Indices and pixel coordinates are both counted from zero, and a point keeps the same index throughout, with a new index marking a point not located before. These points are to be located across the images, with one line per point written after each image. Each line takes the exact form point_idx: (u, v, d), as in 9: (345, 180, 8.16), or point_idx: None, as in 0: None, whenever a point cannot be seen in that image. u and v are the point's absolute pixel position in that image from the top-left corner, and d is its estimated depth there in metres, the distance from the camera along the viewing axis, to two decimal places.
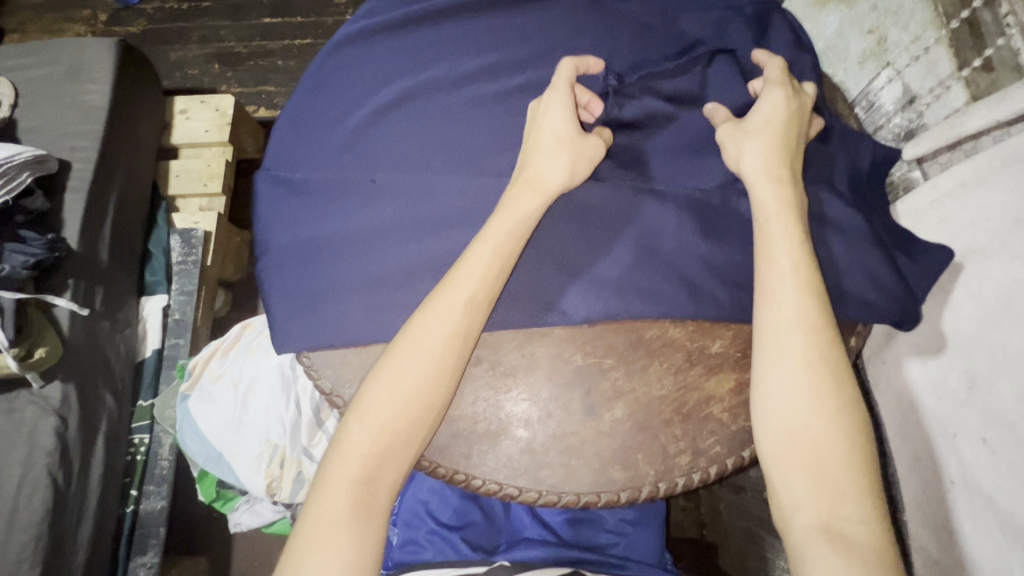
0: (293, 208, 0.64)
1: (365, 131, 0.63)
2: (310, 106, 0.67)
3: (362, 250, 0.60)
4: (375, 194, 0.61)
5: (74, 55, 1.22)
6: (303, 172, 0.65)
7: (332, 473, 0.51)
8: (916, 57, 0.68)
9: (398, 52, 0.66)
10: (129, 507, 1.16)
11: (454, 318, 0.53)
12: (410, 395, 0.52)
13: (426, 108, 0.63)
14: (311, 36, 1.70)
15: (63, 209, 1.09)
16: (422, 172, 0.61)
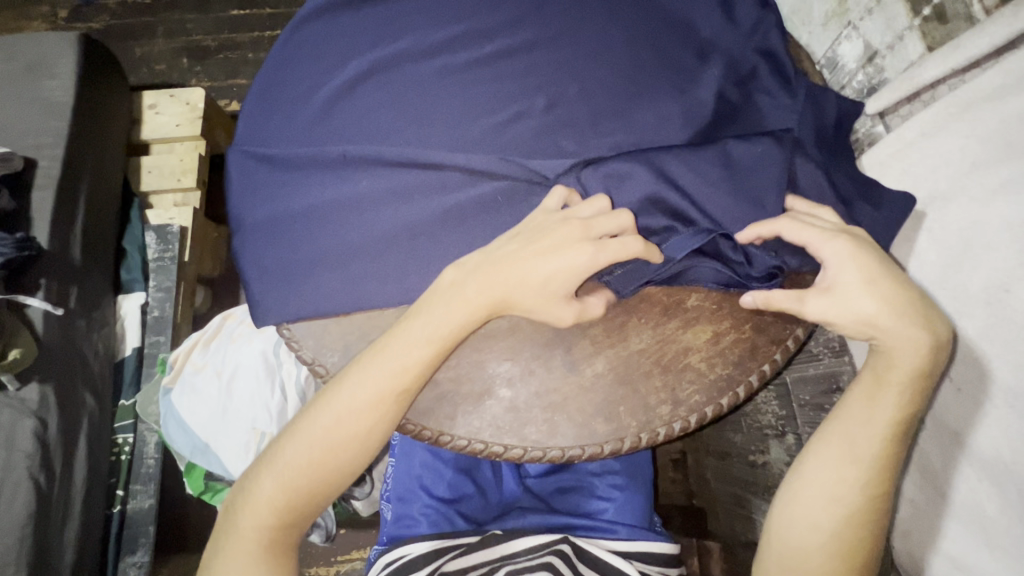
0: (267, 182, 0.63)
1: (336, 105, 0.63)
2: (281, 82, 0.66)
3: (338, 224, 0.60)
4: (346, 169, 0.61)
5: (34, 51, 1.18)
6: (277, 147, 0.64)
7: (246, 515, 0.56)
8: (874, 15, 0.70)
9: (367, 24, 0.65)
10: (116, 507, 1.14)
11: (374, 407, 0.54)
12: (326, 465, 0.56)
13: (400, 81, 0.62)
14: (280, 27, 1.67)
15: (31, 208, 1.07)
16: (395, 142, 0.61)
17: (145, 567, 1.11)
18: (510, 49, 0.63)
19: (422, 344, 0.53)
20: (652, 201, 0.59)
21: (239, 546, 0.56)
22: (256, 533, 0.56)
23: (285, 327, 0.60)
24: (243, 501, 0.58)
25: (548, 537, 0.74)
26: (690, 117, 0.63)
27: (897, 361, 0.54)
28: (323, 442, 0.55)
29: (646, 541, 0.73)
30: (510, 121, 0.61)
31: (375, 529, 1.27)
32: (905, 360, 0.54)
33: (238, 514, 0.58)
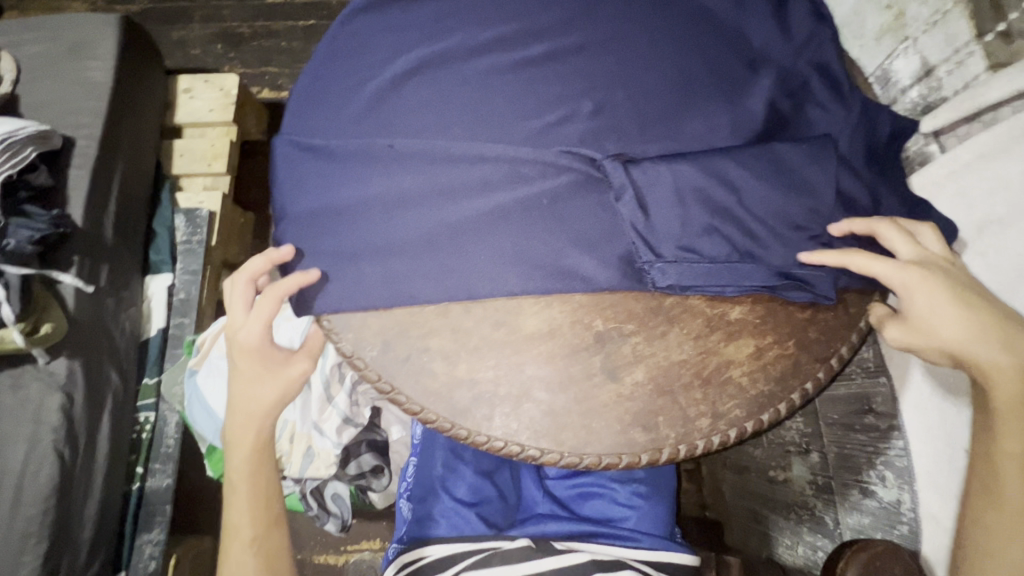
0: (309, 173, 0.63)
1: (384, 98, 0.63)
2: (328, 74, 0.67)
3: (381, 217, 0.60)
4: (393, 163, 0.61)
5: (75, 32, 1.20)
6: (322, 140, 0.64)
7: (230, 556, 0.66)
8: (933, 30, 0.69)
9: (416, 20, 0.66)
10: (134, 484, 1.16)
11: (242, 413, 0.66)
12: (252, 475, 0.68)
13: (449, 78, 0.62)
14: (315, 16, 1.68)
15: (67, 185, 1.08)
16: (442, 139, 0.61)
17: (161, 545, 1.12)
18: (561, 50, 0.63)
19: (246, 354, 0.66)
20: (706, 212, 0.58)
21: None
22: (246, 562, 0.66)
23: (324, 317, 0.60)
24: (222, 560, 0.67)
25: (571, 544, 0.73)
26: (740, 127, 0.62)
27: (994, 384, 0.54)
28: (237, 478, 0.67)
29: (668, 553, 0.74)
30: (559, 122, 0.61)
31: (385, 521, 1.28)
32: (1003, 386, 0.54)
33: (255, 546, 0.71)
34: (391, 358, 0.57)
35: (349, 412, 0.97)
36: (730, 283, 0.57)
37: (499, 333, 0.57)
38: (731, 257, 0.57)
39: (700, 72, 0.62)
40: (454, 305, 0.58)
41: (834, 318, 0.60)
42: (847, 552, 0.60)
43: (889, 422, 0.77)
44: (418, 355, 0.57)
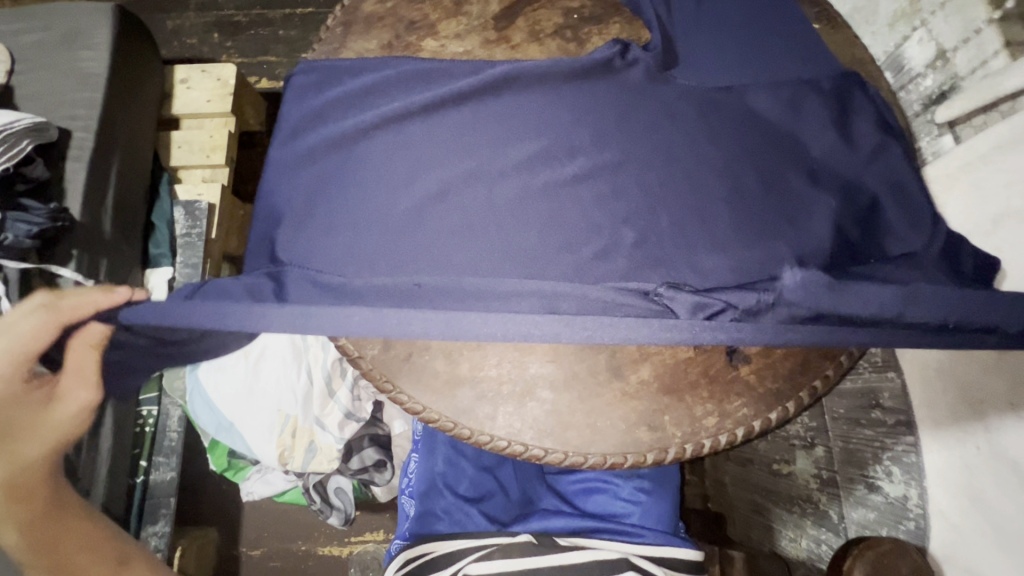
0: (304, 206, 0.60)
1: (381, 168, 0.58)
2: (310, 143, 0.61)
3: (392, 289, 0.54)
4: (401, 233, 0.56)
5: (70, 21, 1.17)
6: (314, 211, 0.59)
7: None
8: (950, 15, 0.66)
9: (404, 83, 0.61)
10: (138, 478, 1.15)
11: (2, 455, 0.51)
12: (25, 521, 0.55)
13: (452, 139, 0.59)
14: (313, 4, 1.65)
15: (65, 178, 1.07)
16: (452, 209, 0.57)
17: (166, 537, 1.13)
18: (563, 112, 0.59)
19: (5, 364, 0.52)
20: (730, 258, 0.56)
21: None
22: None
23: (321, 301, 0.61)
24: None
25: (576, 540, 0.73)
26: (750, 119, 0.60)
27: None
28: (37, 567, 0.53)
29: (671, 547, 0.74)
30: (582, 175, 0.58)
31: (389, 513, 1.28)
32: None
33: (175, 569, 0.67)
34: (391, 356, 0.56)
35: (351, 408, 0.98)
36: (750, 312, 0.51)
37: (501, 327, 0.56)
38: (749, 284, 0.53)
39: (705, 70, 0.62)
40: None
41: None
42: (853, 551, 0.60)
43: (897, 417, 0.76)
44: (419, 354, 0.56)
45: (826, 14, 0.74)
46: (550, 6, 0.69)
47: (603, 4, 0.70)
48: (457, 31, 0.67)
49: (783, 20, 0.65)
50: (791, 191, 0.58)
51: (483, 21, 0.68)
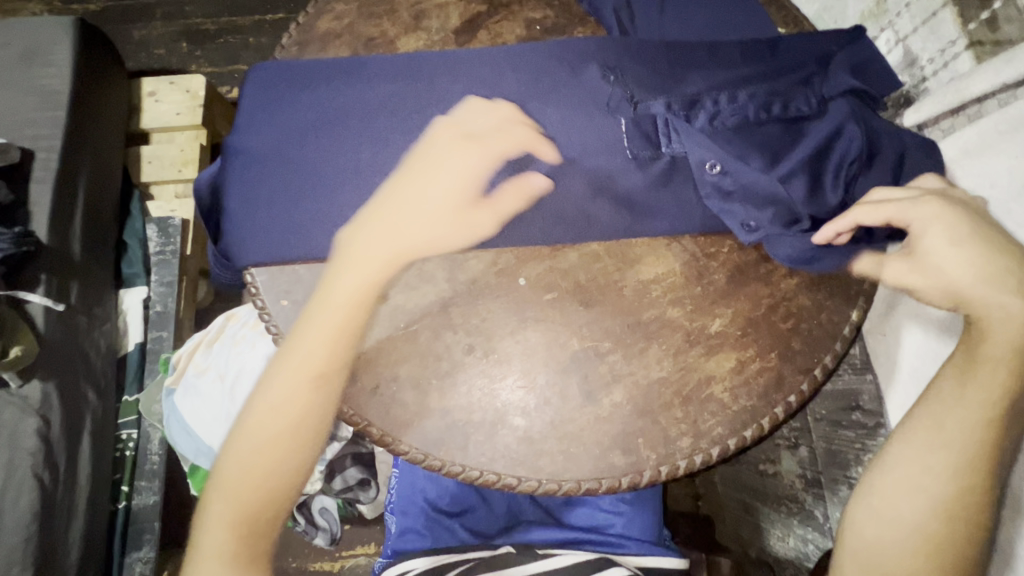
0: (261, 152, 0.59)
1: (344, 126, 0.59)
2: (270, 101, 0.61)
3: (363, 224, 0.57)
4: (368, 183, 0.58)
5: (27, 36, 1.13)
6: (266, 155, 0.59)
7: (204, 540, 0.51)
8: (915, 19, 0.66)
9: (388, 69, 0.61)
10: (121, 504, 1.10)
11: (341, 314, 0.54)
12: (246, 511, 0.52)
13: (424, 97, 0.60)
14: (283, 10, 1.61)
15: (29, 202, 1.03)
16: (415, 159, 0.59)
17: (152, 563, 1.08)
18: (539, 72, 0.61)
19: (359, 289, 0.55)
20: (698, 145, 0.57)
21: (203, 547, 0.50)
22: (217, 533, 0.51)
23: (263, 312, 0.57)
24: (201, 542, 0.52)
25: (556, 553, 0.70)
26: (701, 67, 0.60)
27: None
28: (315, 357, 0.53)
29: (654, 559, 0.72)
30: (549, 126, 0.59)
31: (379, 525, 1.25)
32: None
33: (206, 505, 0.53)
34: (358, 389, 0.55)
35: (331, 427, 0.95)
36: (665, 49, 0.61)
37: (470, 343, 0.55)
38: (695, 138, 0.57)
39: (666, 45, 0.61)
40: (422, 330, 0.56)
41: (817, 326, 0.58)
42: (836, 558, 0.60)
43: (876, 420, 0.77)
44: (387, 385, 0.55)
45: (793, 18, 0.71)
46: (512, 18, 0.67)
47: (568, 13, 0.68)
48: (417, 46, 0.66)
49: (746, 32, 0.65)
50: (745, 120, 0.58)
51: (444, 35, 0.66)
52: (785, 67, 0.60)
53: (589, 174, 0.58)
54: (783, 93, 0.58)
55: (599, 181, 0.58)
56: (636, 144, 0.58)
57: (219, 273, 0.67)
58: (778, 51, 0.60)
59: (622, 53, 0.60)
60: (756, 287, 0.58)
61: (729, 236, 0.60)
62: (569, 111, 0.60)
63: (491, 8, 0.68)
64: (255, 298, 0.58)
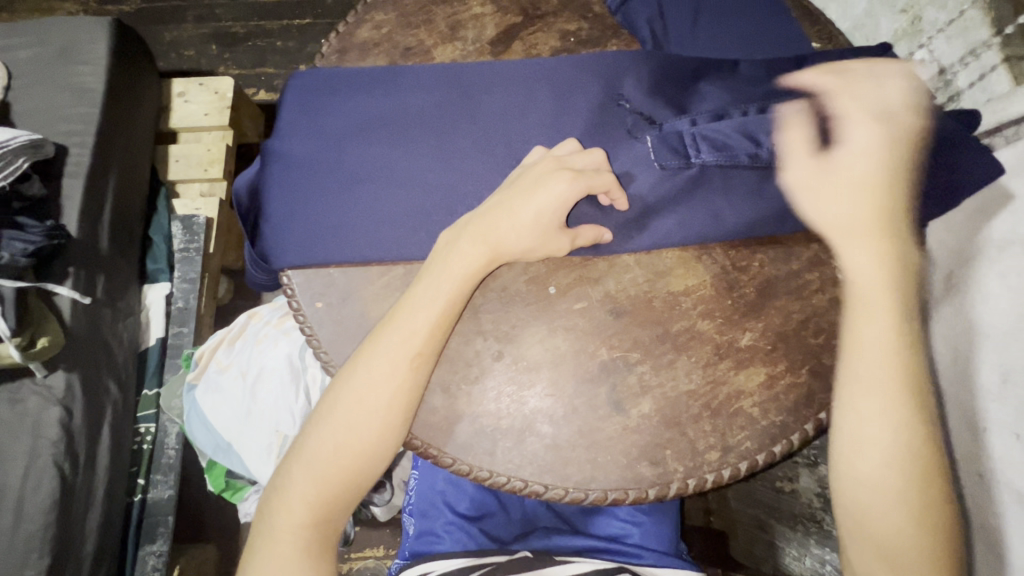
0: (303, 157, 0.61)
1: (384, 134, 0.61)
2: (312, 107, 0.63)
3: (401, 230, 0.59)
4: (407, 190, 0.59)
5: (65, 36, 1.16)
6: (307, 160, 0.61)
7: (281, 522, 0.53)
8: (950, 38, 0.66)
9: (427, 78, 0.62)
10: (137, 496, 1.12)
11: (422, 325, 0.53)
12: (323, 501, 0.53)
13: (462, 106, 0.61)
14: (310, 15, 1.64)
15: (61, 195, 1.05)
16: (452, 167, 0.60)
17: (165, 556, 1.08)
18: (573, 82, 0.61)
19: (431, 303, 0.53)
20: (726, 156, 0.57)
21: (276, 557, 0.52)
22: (289, 548, 0.52)
23: (297, 312, 0.58)
24: (272, 518, 0.54)
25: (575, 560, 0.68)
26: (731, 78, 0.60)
27: None
28: (398, 368, 0.52)
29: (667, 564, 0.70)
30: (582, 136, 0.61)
31: (390, 528, 1.25)
32: None
33: (270, 518, 0.53)
34: None
35: None
36: (696, 61, 0.61)
37: (499, 348, 0.56)
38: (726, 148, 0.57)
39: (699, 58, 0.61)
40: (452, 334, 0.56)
41: None
42: None
43: None
44: None
45: (827, 34, 0.71)
46: (547, 29, 0.68)
47: (602, 26, 0.69)
48: (453, 57, 0.67)
49: (777, 45, 0.66)
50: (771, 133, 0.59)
51: (479, 45, 0.67)
52: (808, 79, 0.61)
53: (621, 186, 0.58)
54: None
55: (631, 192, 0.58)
56: (663, 155, 0.58)
57: (254, 272, 0.69)
58: (807, 63, 0.61)
59: (655, 65, 0.61)
60: (786, 302, 0.58)
61: (760, 250, 0.60)
62: (602, 124, 0.61)
63: (526, 19, 0.69)
64: (291, 298, 0.58)
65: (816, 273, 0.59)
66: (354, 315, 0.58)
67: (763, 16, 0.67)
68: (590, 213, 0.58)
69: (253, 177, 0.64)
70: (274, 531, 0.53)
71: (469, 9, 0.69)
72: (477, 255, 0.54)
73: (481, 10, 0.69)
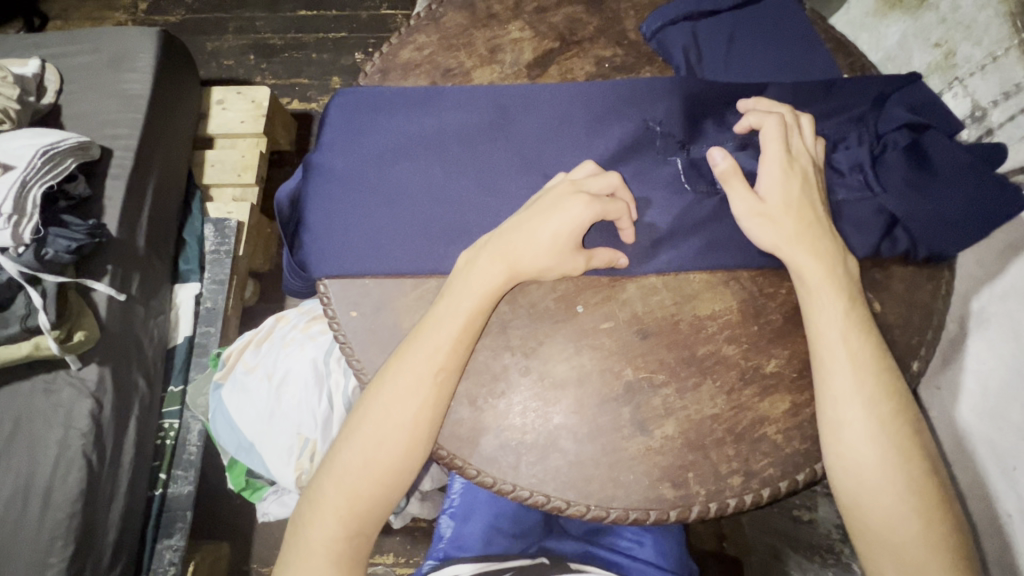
0: (346, 173, 0.63)
1: (424, 153, 0.63)
2: (356, 124, 0.65)
3: (437, 246, 0.61)
4: (444, 208, 0.61)
5: (116, 45, 1.22)
6: (350, 175, 0.63)
7: (314, 536, 0.54)
8: (984, 73, 0.66)
9: (467, 99, 0.65)
10: (157, 490, 1.14)
11: (443, 342, 0.54)
12: (355, 515, 0.54)
13: (501, 128, 0.63)
14: (346, 29, 1.70)
15: (104, 196, 1.09)
16: (489, 186, 0.62)
17: (181, 551, 1.10)
18: (607, 107, 0.63)
19: (452, 320, 0.55)
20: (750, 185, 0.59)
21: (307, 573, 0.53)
22: (321, 559, 0.53)
23: (333, 320, 0.60)
24: (303, 530, 0.55)
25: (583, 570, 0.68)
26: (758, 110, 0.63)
27: None
28: (420, 384, 0.53)
29: None
30: (615, 160, 0.62)
31: (402, 536, 1.25)
32: None
33: (301, 535, 0.55)
34: None
35: None
36: (728, 89, 0.63)
37: (526, 362, 0.57)
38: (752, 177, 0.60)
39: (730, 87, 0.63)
40: (481, 348, 0.58)
41: None
42: None
43: None
44: None
45: (860, 66, 0.72)
46: (582, 54, 0.70)
47: (635, 52, 0.71)
48: (491, 79, 0.69)
49: (809, 75, 0.67)
50: None
51: (516, 68, 0.70)
52: (836, 108, 0.64)
53: (652, 212, 0.60)
54: (831, 137, 0.63)
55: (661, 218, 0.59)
56: (695, 182, 0.60)
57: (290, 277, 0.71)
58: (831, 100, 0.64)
59: (687, 94, 0.62)
60: None
61: (787, 278, 0.60)
62: (631, 147, 0.62)
63: (562, 45, 0.71)
64: (327, 307, 0.60)
65: None
66: (388, 324, 0.60)
67: (795, 47, 0.68)
68: (619, 236, 0.60)
69: (295, 189, 0.67)
70: (307, 542, 0.54)
71: (507, 34, 0.71)
72: (496, 274, 0.55)
73: (519, 35, 0.71)
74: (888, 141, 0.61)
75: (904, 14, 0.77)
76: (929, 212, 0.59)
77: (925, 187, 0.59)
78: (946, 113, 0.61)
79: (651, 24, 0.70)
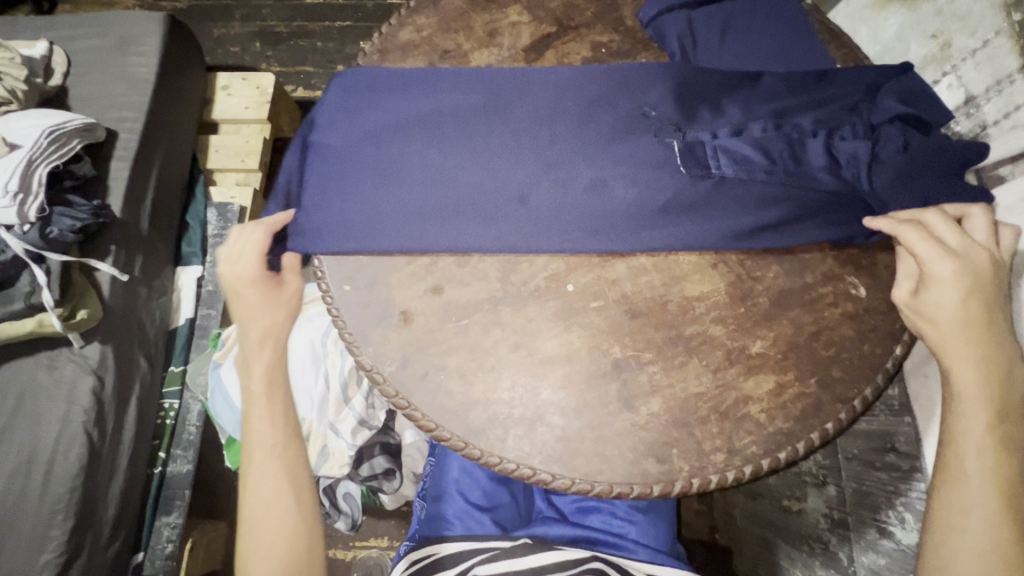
0: (340, 152, 0.64)
1: (417, 133, 0.64)
2: (351, 104, 0.66)
3: (428, 225, 0.61)
4: (437, 186, 0.62)
5: (122, 28, 1.23)
6: (343, 154, 0.64)
7: (262, 515, 0.63)
8: (978, 64, 0.67)
9: (462, 82, 0.66)
10: (156, 469, 1.15)
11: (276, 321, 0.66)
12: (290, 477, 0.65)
13: (495, 111, 0.64)
14: (351, 18, 1.71)
15: (108, 176, 1.11)
16: (482, 167, 0.62)
17: (178, 529, 1.12)
18: (601, 92, 0.64)
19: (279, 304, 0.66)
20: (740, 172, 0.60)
21: (271, 537, 0.62)
22: (276, 523, 0.63)
23: (326, 292, 0.61)
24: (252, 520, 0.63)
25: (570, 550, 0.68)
26: (751, 96, 0.63)
27: None
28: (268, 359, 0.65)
29: (668, 565, 0.70)
30: (608, 143, 0.62)
31: (396, 520, 1.27)
32: None
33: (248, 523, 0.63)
34: (408, 373, 0.58)
35: (365, 415, 0.93)
36: (722, 76, 0.63)
37: (515, 338, 0.58)
38: (745, 165, 0.60)
39: (724, 74, 0.64)
40: (473, 323, 0.59)
41: (859, 357, 0.58)
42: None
43: (912, 463, 0.74)
44: (435, 372, 0.58)
45: (853, 57, 0.73)
46: (579, 40, 0.71)
47: (632, 40, 0.72)
48: (489, 61, 0.70)
49: (802, 64, 0.68)
50: (796, 151, 0.61)
51: (514, 51, 0.71)
52: (833, 97, 0.63)
53: (642, 196, 0.60)
54: (829, 122, 0.61)
55: (653, 202, 0.60)
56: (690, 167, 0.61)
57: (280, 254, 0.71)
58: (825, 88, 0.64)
59: (680, 82, 0.63)
60: (799, 313, 0.59)
61: (774, 261, 0.61)
62: (623, 132, 0.62)
63: (560, 29, 0.72)
64: (321, 281, 0.62)
65: (830, 287, 0.61)
66: (381, 298, 0.61)
67: (790, 38, 0.69)
68: (610, 221, 0.60)
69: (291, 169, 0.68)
70: (259, 523, 0.63)
71: (506, 17, 0.72)
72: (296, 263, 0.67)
73: (518, 19, 0.72)
74: (882, 132, 0.61)
75: (901, 6, 0.78)
76: (916, 206, 0.59)
77: (913, 179, 0.59)
78: (936, 101, 0.62)
79: (648, 12, 0.70)
